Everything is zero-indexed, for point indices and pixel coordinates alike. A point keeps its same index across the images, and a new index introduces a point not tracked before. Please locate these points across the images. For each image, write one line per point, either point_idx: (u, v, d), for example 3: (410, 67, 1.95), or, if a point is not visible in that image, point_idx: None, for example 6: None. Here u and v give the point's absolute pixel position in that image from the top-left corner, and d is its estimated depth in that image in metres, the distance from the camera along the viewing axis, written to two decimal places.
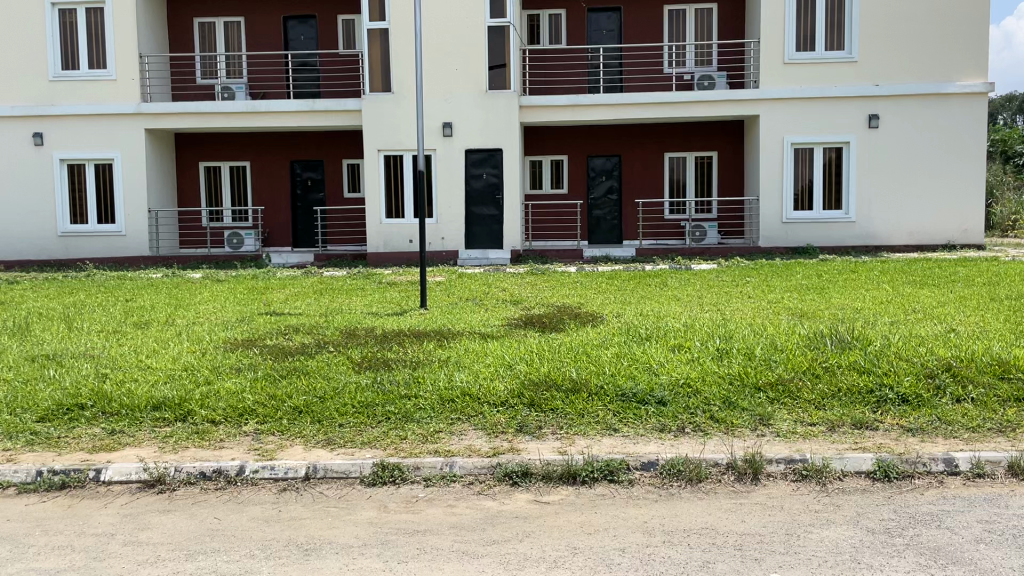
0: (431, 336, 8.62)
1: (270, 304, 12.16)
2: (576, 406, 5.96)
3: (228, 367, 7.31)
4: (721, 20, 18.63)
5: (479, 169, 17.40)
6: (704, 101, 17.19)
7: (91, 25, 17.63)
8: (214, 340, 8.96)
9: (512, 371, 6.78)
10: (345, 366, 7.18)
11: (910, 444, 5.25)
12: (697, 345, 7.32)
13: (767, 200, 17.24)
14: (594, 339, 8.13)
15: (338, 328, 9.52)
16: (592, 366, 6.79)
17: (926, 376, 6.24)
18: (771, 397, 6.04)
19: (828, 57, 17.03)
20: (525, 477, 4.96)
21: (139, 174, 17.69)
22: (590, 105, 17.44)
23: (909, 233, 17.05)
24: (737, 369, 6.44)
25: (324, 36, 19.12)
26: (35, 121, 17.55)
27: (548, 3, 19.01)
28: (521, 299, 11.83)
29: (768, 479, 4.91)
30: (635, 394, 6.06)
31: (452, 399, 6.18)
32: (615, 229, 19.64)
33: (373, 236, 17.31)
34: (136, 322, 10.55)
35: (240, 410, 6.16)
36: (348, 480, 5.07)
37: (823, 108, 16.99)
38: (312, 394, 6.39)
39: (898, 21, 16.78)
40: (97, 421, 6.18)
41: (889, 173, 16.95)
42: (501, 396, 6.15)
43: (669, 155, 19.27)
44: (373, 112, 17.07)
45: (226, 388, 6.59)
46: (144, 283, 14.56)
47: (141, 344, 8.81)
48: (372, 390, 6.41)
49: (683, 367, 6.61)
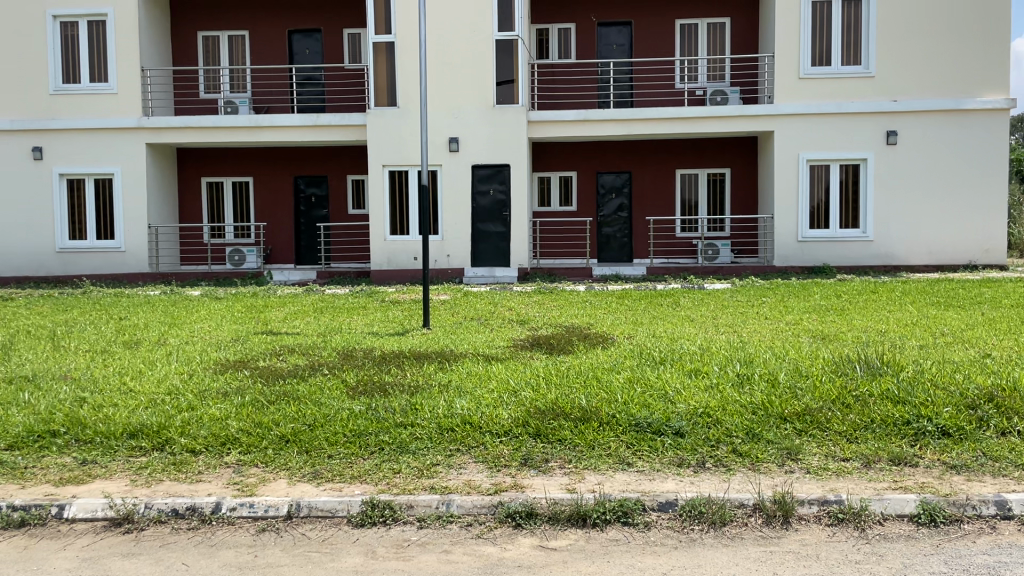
0: (432, 358, 8.14)
1: (267, 322, 11.73)
2: (587, 437, 5.48)
3: (214, 391, 6.85)
4: (734, 34, 18.27)
5: (486, 185, 17.01)
6: (717, 117, 16.76)
7: (93, 38, 17.36)
8: (204, 361, 8.50)
9: (518, 397, 6.29)
10: (339, 391, 6.70)
11: (956, 484, 4.75)
12: (715, 370, 6.83)
13: (781, 218, 16.78)
14: (604, 362, 7.66)
15: (335, 349, 9.06)
16: (602, 392, 6.30)
17: (967, 408, 5.73)
18: (799, 429, 5.54)
19: (844, 72, 16.60)
20: (529, 518, 4.48)
21: (140, 190, 17.36)
22: (599, 120, 17.03)
23: (928, 253, 16.52)
24: (760, 397, 5.96)
25: (329, 50, 18.82)
26: (34, 134, 17.27)
27: (558, 17, 18.69)
28: (529, 319, 11.35)
29: (800, 522, 4.41)
30: (650, 425, 5.59)
31: (452, 428, 5.70)
32: (626, 247, 19.19)
33: (376, 253, 16.90)
34: (126, 341, 10.10)
35: (222, 438, 5.70)
36: (333, 520, 4.60)
37: (840, 124, 16.55)
38: (302, 422, 5.93)
39: (916, 35, 16.37)
40: (69, 450, 5.72)
41: (908, 191, 16.47)
42: (505, 425, 5.68)
43: (681, 172, 18.84)
44: (378, 126, 16.72)
45: (210, 414, 6.14)
46: (140, 301, 14.15)
47: (129, 365, 8.37)
48: (366, 418, 5.94)
49: (701, 394, 6.12)
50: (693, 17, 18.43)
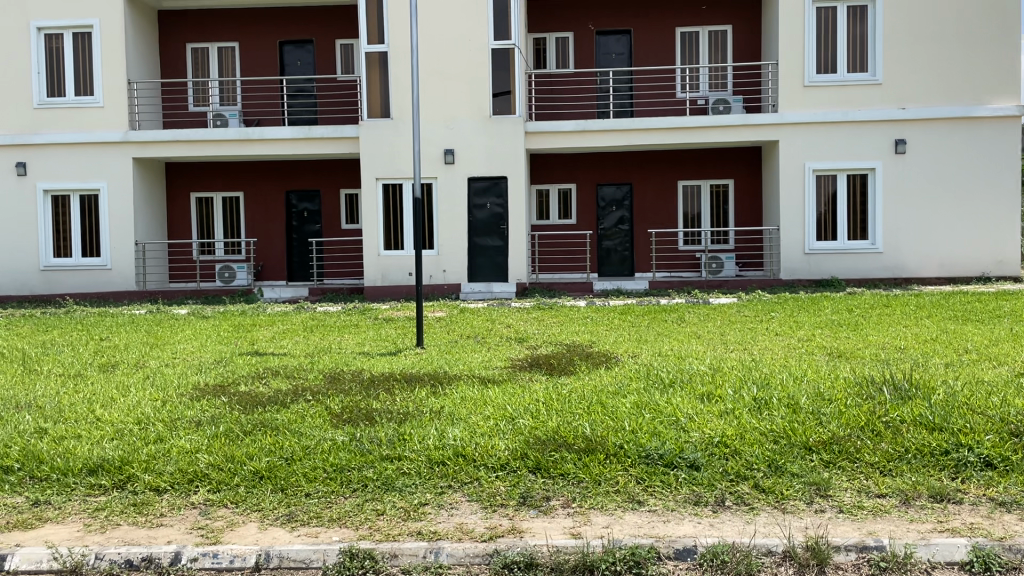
0: (424, 381, 7.59)
1: (254, 342, 11.19)
2: (592, 471, 4.96)
3: (187, 420, 6.32)
4: (736, 42, 17.86)
5: (483, 198, 16.54)
6: (719, 126, 16.29)
7: (78, 50, 16.93)
8: (181, 386, 7.96)
9: (515, 426, 5.75)
10: (322, 420, 6.16)
11: (1010, 526, 4.21)
12: (730, 394, 6.27)
13: (787, 230, 16.30)
14: (608, 384, 7.12)
15: (322, 371, 8.51)
16: (608, 420, 5.75)
17: (1011, 436, 5.19)
18: (827, 460, 5.03)
19: (851, 79, 16.16)
20: (528, 569, 3.95)
21: (127, 205, 16.87)
22: (599, 130, 16.57)
23: (939, 265, 16.02)
24: (780, 424, 5.45)
25: (321, 61, 18.37)
26: (17, 150, 16.80)
27: (556, 26, 18.29)
28: (527, 337, 10.82)
29: (837, 573, 3.88)
30: (661, 456, 5.06)
31: (444, 462, 5.18)
32: (627, 261, 18.70)
33: (370, 268, 16.40)
34: (102, 364, 9.57)
35: (190, 475, 5.17)
36: (307, 573, 4.06)
37: (846, 133, 16.10)
38: (278, 456, 5.39)
39: (923, 41, 15.95)
40: (21, 488, 5.19)
41: (917, 201, 16.01)
42: (501, 458, 5.15)
43: (683, 183, 18.38)
44: (371, 138, 16.25)
45: (179, 447, 5.61)
46: (124, 320, 13.63)
47: (99, 391, 7.82)
48: (349, 450, 5.41)
49: (717, 421, 5.59)
50: (694, 25, 18.03)
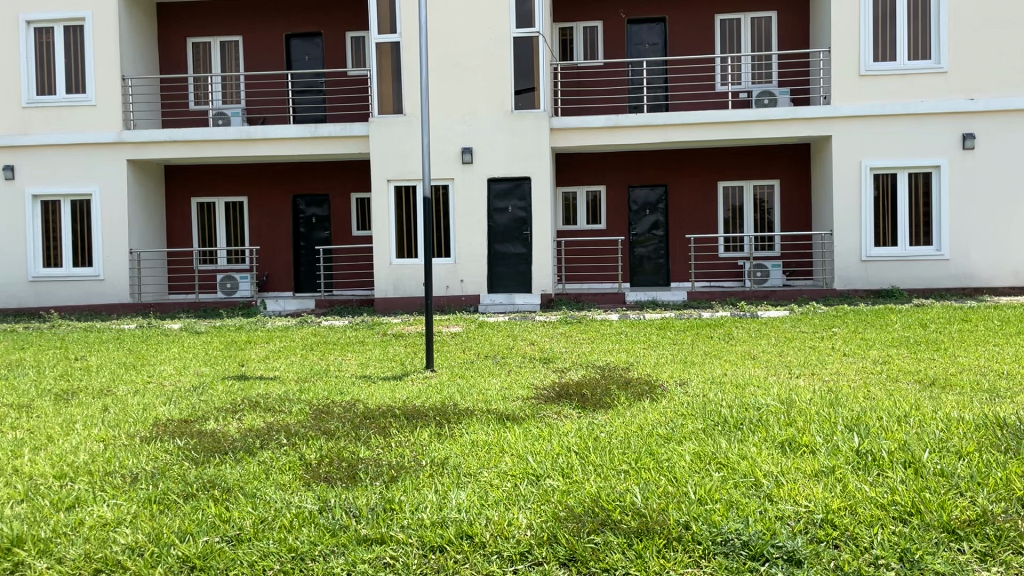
0: (430, 419, 6.14)
1: (243, 363, 9.88)
2: (649, 567, 3.52)
3: (122, 476, 4.95)
4: (782, 29, 16.38)
5: (504, 201, 15.18)
6: (764, 121, 14.82)
7: (70, 45, 15.82)
8: (140, 422, 6.61)
9: (540, 490, 4.32)
10: (290, 477, 4.76)
11: None
12: (822, 445, 4.78)
13: (841, 236, 14.75)
14: (659, 424, 5.65)
15: (311, 402, 7.13)
16: (665, 483, 4.29)
17: None
18: (983, 552, 3.56)
19: (913, 67, 14.57)
20: None
21: (120, 212, 15.70)
22: (633, 126, 15.13)
23: (1014, 273, 14.37)
24: (903, 494, 3.98)
25: (331, 55, 17.15)
26: (5, 153, 15.70)
27: (584, 14, 16.94)
28: (554, 357, 9.39)
29: None
30: (746, 544, 3.62)
31: (442, 548, 3.77)
32: (661, 269, 17.21)
33: (382, 277, 15.07)
34: (61, 391, 8.24)
35: (97, 564, 3.80)
36: None
37: (907, 127, 14.55)
38: (220, 535, 3.99)
39: (995, 24, 14.38)
40: None
41: (987, 203, 14.42)
42: (522, 545, 3.73)
43: (723, 185, 16.90)
44: (384, 136, 14.96)
45: (95, 518, 4.23)
46: (109, 335, 12.38)
47: (38, 428, 6.49)
48: (317, 526, 4.01)
49: (815, 486, 4.11)
50: (734, 11, 16.59)
